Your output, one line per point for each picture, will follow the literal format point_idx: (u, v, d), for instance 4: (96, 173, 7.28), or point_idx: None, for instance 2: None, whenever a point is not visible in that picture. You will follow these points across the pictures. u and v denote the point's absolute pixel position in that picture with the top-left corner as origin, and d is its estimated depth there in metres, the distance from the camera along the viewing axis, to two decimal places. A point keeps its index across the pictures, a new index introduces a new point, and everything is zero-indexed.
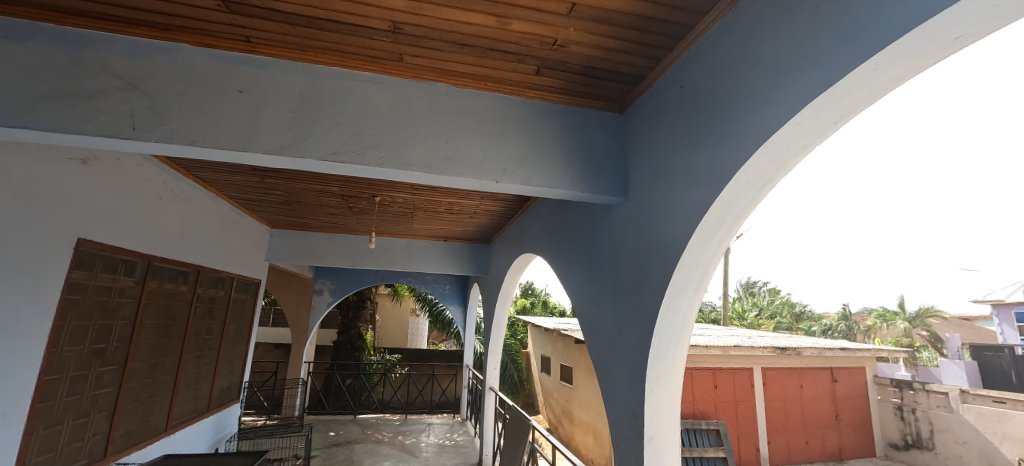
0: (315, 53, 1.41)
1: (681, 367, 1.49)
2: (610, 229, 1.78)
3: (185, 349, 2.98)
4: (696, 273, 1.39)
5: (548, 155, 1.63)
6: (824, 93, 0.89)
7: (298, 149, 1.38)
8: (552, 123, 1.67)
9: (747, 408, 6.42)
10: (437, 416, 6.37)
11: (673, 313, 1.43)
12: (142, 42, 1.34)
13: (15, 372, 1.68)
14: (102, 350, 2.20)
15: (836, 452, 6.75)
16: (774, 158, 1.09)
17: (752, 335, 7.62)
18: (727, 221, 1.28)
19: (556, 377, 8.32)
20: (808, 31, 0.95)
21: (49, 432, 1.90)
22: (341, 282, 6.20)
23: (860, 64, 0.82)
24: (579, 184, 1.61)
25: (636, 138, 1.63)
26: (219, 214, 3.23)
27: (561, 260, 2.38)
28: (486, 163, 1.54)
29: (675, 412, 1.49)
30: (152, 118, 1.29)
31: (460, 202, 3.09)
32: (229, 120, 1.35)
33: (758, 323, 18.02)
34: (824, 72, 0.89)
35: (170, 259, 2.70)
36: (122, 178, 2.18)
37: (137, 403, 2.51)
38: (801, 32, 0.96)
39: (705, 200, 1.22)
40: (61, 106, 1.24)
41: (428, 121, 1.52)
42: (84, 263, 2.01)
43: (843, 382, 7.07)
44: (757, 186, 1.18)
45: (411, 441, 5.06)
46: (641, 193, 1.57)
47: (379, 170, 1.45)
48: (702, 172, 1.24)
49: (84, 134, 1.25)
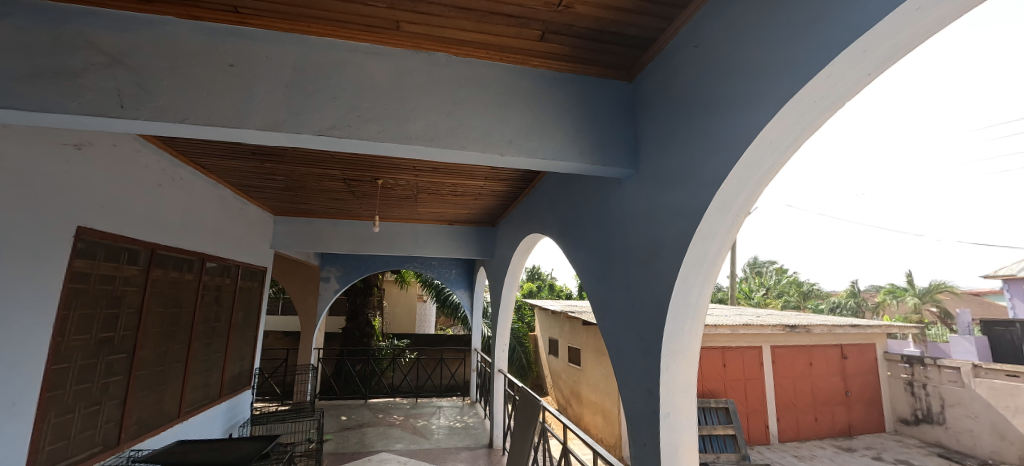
0: (307, 23, 1.34)
1: (696, 342, 1.45)
2: (620, 203, 1.72)
3: (193, 337, 2.98)
4: (713, 245, 1.32)
5: (554, 126, 1.56)
6: (860, 39, 0.81)
7: (293, 125, 1.32)
8: (558, 93, 1.59)
9: (756, 386, 6.42)
10: (447, 399, 6.44)
11: (689, 287, 1.38)
12: (125, 15, 1.27)
13: (21, 362, 1.68)
14: (109, 338, 2.20)
15: (845, 428, 6.77)
16: (799, 116, 1.01)
17: (761, 314, 7.57)
18: (746, 190, 1.21)
19: (564, 359, 8.36)
20: None
21: (61, 420, 1.91)
22: (347, 269, 6.19)
23: (902, 4, 0.73)
24: (588, 156, 1.54)
25: (646, 106, 1.55)
26: (221, 202, 3.19)
27: (568, 239, 2.32)
28: (490, 136, 1.47)
29: (691, 388, 1.45)
30: (140, 95, 1.23)
31: (464, 183, 3.02)
32: (221, 95, 1.29)
33: (765, 303, 17.95)
34: (859, 17, 0.81)
35: (174, 248, 2.67)
36: (120, 164, 2.14)
37: (149, 391, 2.52)
38: None
39: (723, 166, 1.15)
40: (45, 85, 1.18)
41: (428, 93, 1.45)
42: (85, 251, 1.98)
43: (852, 358, 7.03)
44: (780, 150, 1.11)
45: (422, 424, 5.11)
46: (653, 164, 1.50)
47: (379, 146, 1.39)
48: (720, 137, 1.17)
49: (70, 113, 1.19)
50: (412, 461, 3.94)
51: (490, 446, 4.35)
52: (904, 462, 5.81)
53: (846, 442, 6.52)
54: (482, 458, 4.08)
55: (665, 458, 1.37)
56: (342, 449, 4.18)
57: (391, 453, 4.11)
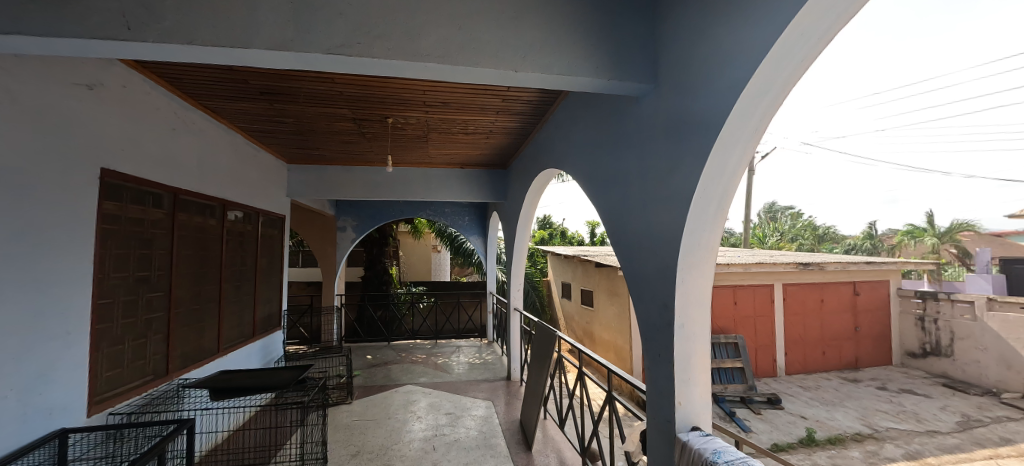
0: None
1: (713, 257, 1.46)
2: (637, 123, 1.67)
3: (223, 279, 3.12)
4: (734, 155, 1.30)
5: (570, 40, 1.49)
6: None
7: (302, 44, 1.28)
8: (573, 3, 1.50)
9: (766, 322, 6.55)
10: (466, 340, 6.74)
11: (707, 201, 1.37)
12: None
13: (67, 296, 1.79)
14: (146, 277, 2.31)
15: (852, 361, 6.94)
16: (835, 1, 0.94)
17: (774, 254, 7.56)
18: (772, 92, 1.15)
19: (576, 302, 8.58)
20: None
21: (113, 350, 2.07)
22: (362, 218, 6.28)
23: None
24: (604, 70, 1.48)
25: (667, 12, 1.46)
26: (234, 147, 3.20)
27: (583, 170, 2.30)
28: (503, 51, 1.42)
29: (705, 301, 1.48)
30: (146, 17, 1.20)
31: (475, 118, 2.94)
32: (226, 15, 1.24)
33: (779, 246, 17.89)
34: None
35: (195, 193, 2.73)
36: (132, 107, 2.14)
37: (188, 327, 2.69)
38: None
39: (748, 66, 1.10)
40: (49, 9, 1.15)
41: (437, 7, 1.38)
42: (111, 193, 2.04)
43: (865, 295, 7.07)
44: (810, 44, 1.04)
45: (443, 361, 5.41)
46: (673, 75, 1.43)
47: (390, 63, 1.36)
48: (747, 34, 1.10)
49: (78, 37, 1.17)
50: (436, 391, 4.22)
51: (508, 379, 4.62)
52: (908, 391, 5.98)
53: (851, 374, 6.71)
54: (501, 388, 4.34)
55: (677, 365, 1.44)
56: (371, 383, 4.47)
57: (416, 386, 4.39)
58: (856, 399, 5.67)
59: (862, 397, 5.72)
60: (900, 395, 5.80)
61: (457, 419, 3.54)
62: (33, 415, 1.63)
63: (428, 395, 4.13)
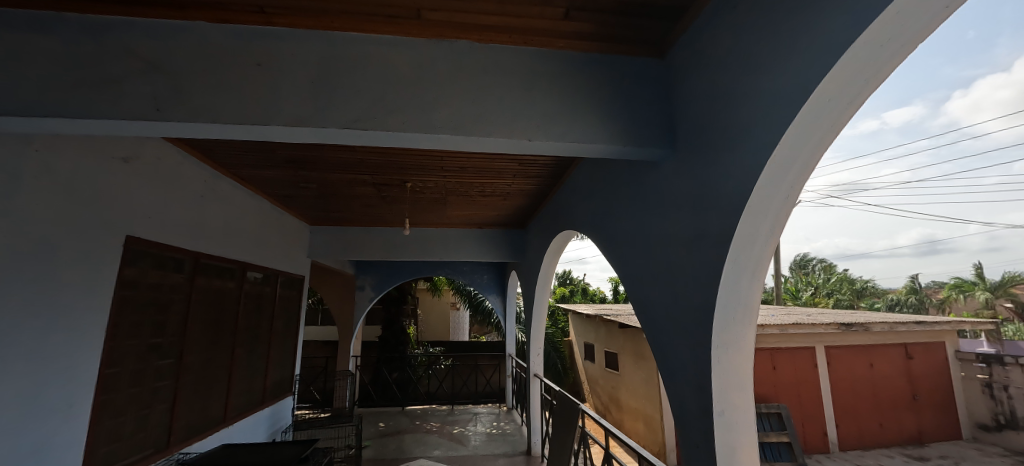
0: (331, 19, 1.34)
1: (750, 332, 1.32)
2: (656, 187, 1.62)
3: (236, 344, 3.07)
4: (765, 222, 1.20)
5: (583, 109, 1.49)
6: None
7: (318, 120, 1.31)
8: (586, 74, 1.52)
9: (811, 389, 5.97)
10: (484, 406, 6.38)
11: (739, 272, 1.26)
12: (161, 24, 1.31)
13: (74, 365, 1.76)
14: (158, 344, 2.28)
15: (914, 435, 6.20)
16: (863, 66, 0.89)
17: (811, 312, 7.10)
18: (803, 156, 1.08)
19: (600, 364, 8.13)
20: None
21: (115, 422, 2.00)
22: (381, 277, 6.29)
23: None
24: (619, 137, 1.47)
25: (681, 81, 1.46)
26: (260, 212, 3.30)
27: (602, 233, 2.23)
28: (516, 122, 1.43)
29: (747, 381, 1.31)
30: (175, 98, 1.26)
31: (492, 182, 2.98)
32: (250, 95, 1.30)
33: (814, 302, 16.91)
34: None
35: (216, 257, 2.76)
36: (164, 176, 2.24)
37: (195, 396, 2.60)
38: None
39: (774, 131, 1.04)
40: (90, 94, 1.24)
41: (451, 83, 1.42)
42: (134, 260, 2.08)
43: (919, 359, 6.44)
44: (838, 108, 0.98)
45: (459, 430, 5.07)
46: (692, 142, 1.40)
47: (404, 136, 1.38)
48: (767, 99, 1.06)
49: (111, 119, 1.24)
50: None
51: (528, 454, 4.26)
52: None
53: (916, 451, 5.96)
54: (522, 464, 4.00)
55: (721, 459, 1.25)
56: (381, 456, 4.19)
57: (429, 460, 4.08)
58: None
59: None
60: None
61: None
62: None
63: None
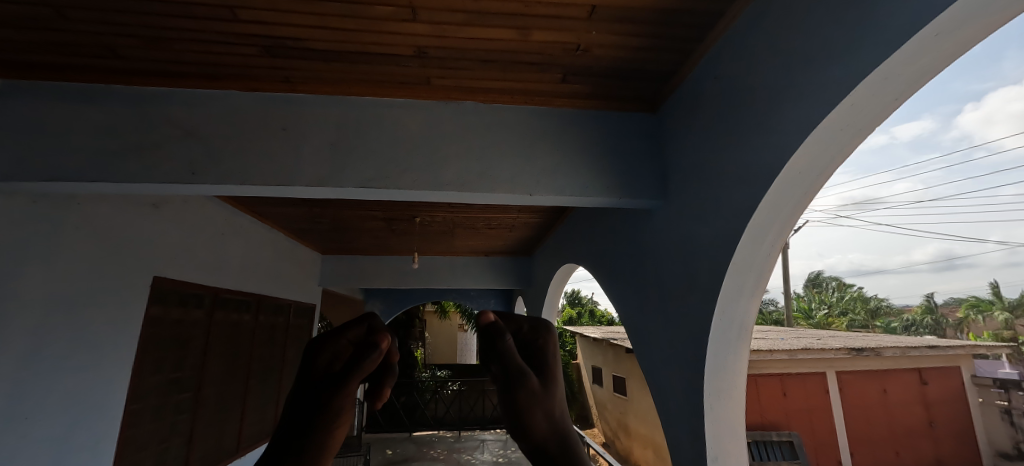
0: (348, 86, 1.48)
1: (742, 379, 1.38)
2: (651, 233, 1.71)
3: (250, 374, 3.16)
4: (750, 276, 1.27)
5: (581, 162, 1.61)
6: (886, 62, 0.76)
7: (336, 180, 1.44)
8: (583, 130, 1.64)
9: (824, 416, 5.86)
10: (491, 432, 6.34)
11: (728, 320, 1.33)
12: (196, 93, 1.46)
13: (104, 402, 1.87)
14: (178, 378, 2.38)
15: (933, 464, 6.04)
16: (825, 147, 0.98)
17: (821, 335, 7.01)
18: (781, 218, 1.16)
19: (608, 389, 8.06)
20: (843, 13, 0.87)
21: (138, 456, 2.09)
22: (389, 302, 6.37)
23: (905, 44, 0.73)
24: (614, 189, 1.58)
25: (673, 135, 1.56)
26: (275, 245, 3.43)
27: (603, 270, 2.31)
28: (517, 177, 1.54)
29: (739, 426, 1.37)
30: (208, 162, 1.40)
31: (498, 216, 3.09)
32: (274, 157, 1.43)
33: (829, 322, 16.55)
34: (869, 52, 0.81)
35: (233, 290, 2.88)
36: (188, 218, 2.38)
37: (210, 428, 2.68)
38: (840, 11, 0.88)
39: (753, 196, 1.13)
40: (131, 159, 1.38)
41: (457, 142, 1.54)
42: (158, 298, 2.20)
43: (934, 384, 6.30)
44: (810, 178, 1.06)
45: (466, 458, 5.05)
46: (683, 195, 1.50)
47: (414, 192, 1.49)
48: (747, 167, 1.16)
49: (150, 182, 1.37)
50: None
51: None
52: None
53: None
54: None
55: None
56: None
57: None
58: None
59: None
60: None
61: None
62: None
63: None
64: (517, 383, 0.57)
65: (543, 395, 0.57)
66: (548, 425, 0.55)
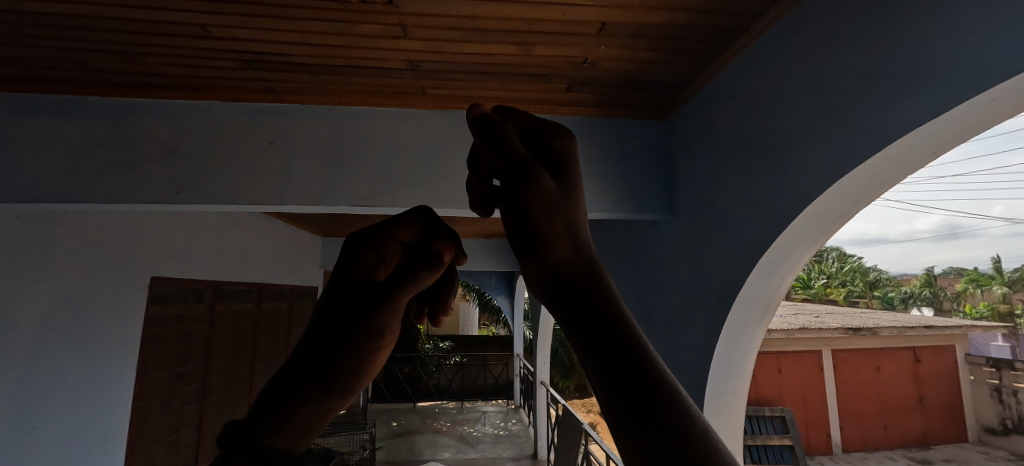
0: (339, 96, 1.39)
1: (741, 403, 1.38)
2: (655, 246, 1.66)
3: (255, 360, 3.22)
4: (758, 306, 1.24)
5: (585, 175, 1.53)
6: (931, 122, 0.68)
7: (329, 197, 1.38)
8: (588, 139, 1.56)
9: (817, 392, 6.01)
10: (492, 404, 6.57)
11: (732, 347, 1.30)
12: (177, 104, 1.38)
13: (110, 403, 1.91)
14: (184, 371, 2.42)
15: (919, 437, 6.25)
16: (849, 193, 0.92)
17: (820, 313, 7.08)
18: (796, 253, 1.11)
19: None
20: (878, 54, 0.79)
21: (149, 449, 2.16)
22: None
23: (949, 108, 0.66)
24: (618, 204, 1.51)
25: (683, 148, 1.48)
26: (274, 232, 3.40)
27: None
28: None
29: (736, 448, 1.38)
30: (194, 180, 1.34)
31: None
32: (263, 173, 1.37)
33: (828, 294, 16.68)
34: (906, 106, 0.73)
35: (234, 281, 2.88)
36: (183, 214, 2.34)
37: (219, 415, 2.76)
38: (874, 50, 0.80)
39: (766, 231, 1.08)
40: (114, 177, 1.32)
41: (456, 154, 1.46)
42: (158, 297, 2.20)
43: (927, 362, 6.42)
44: (831, 219, 1.00)
45: (468, 431, 5.25)
46: (690, 213, 1.44)
47: (410, 209, 1.43)
48: (762, 200, 1.09)
49: (135, 201, 1.32)
50: None
51: (535, 457, 4.42)
52: None
53: (920, 453, 6.03)
54: None
55: None
56: (394, 458, 4.39)
57: (439, 463, 4.26)
58: None
59: None
60: None
61: None
62: None
63: None
64: (518, 159, 0.31)
65: (564, 191, 0.31)
66: (577, 239, 0.30)
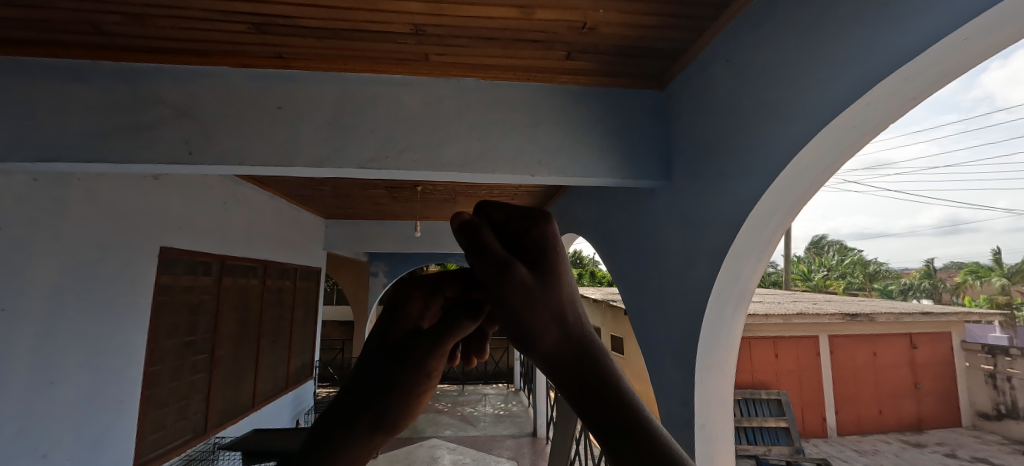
0: (345, 62, 1.43)
1: (732, 356, 1.46)
2: (652, 214, 1.71)
3: (261, 336, 3.30)
4: (747, 261, 1.30)
5: (584, 142, 1.58)
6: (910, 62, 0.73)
7: (336, 160, 1.43)
8: (588, 107, 1.60)
9: (813, 377, 6.09)
10: (493, 386, 6.68)
11: (723, 302, 1.38)
12: (187, 69, 1.42)
13: (124, 367, 1.98)
14: (193, 341, 2.50)
15: (913, 422, 6.33)
16: (832, 143, 0.97)
17: (818, 300, 7.13)
18: (784, 207, 1.17)
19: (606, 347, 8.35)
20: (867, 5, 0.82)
21: (159, 413, 2.24)
22: (393, 264, 6.49)
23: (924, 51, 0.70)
24: (616, 170, 1.56)
25: (679, 116, 1.52)
26: (278, 211, 3.46)
27: (602, 244, 2.33)
28: (520, 157, 1.52)
29: (726, 398, 1.47)
30: (205, 142, 1.39)
31: (500, 185, 3.07)
32: (271, 136, 1.42)
33: (827, 284, 16.73)
34: (889, 54, 0.78)
35: (240, 257, 2.94)
36: (190, 188, 2.39)
37: (227, 385, 2.85)
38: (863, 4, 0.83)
39: (756, 187, 1.13)
40: (127, 139, 1.37)
41: (459, 120, 1.51)
42: (167, 267, 2.26)
43: (923, 348, 6.49)
44: (818, 171, 1.06)
45: (469, 411, 5.36)
46: (686, 179, 1.48)
47: (415, 173, 1.48)
48: (752, 156, 1.14)
49: (148, 162, 1.37)
50: (460, 447, 4.16)
51: (534, 435, 4.52)
52: (981, 460, 5.44)
53: (914, 437, 6.12)
54: (528, 446, 4.25)
55: None
56: None
57: (440, 439, 4.36)
58: None
59: None
60: None
61: None
62: None
63: (452, 450, 4.08)
64: (499, 257, 0.34)
65: (543, 281, 0.33)
66: (565, 327, 0.32)
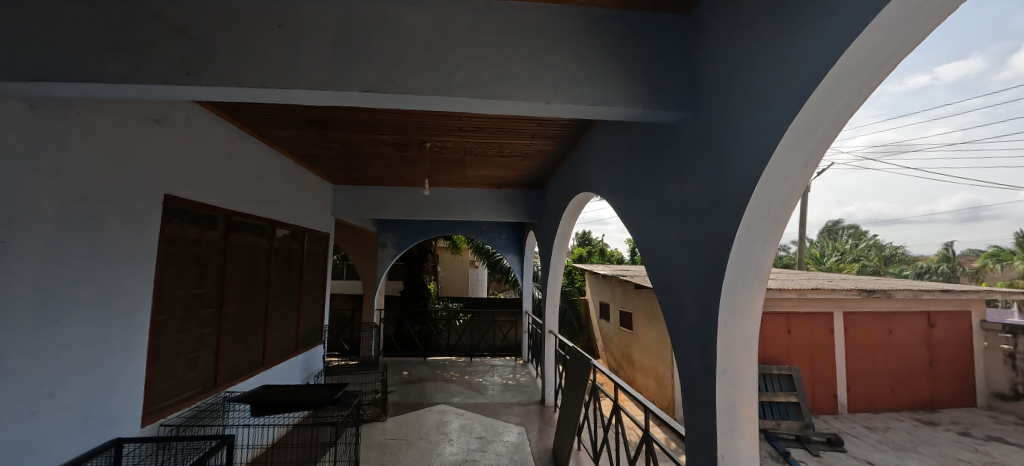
0: None
1: (759, 298, 1.35)
2: (674, 152, 1.60)
3: (269, 295, 3.29)
4: (782, 189, 1.18)
5: (604, 70, 1.47)
6: None
7: (340, 83, 1.34)
8: (608, 32, 1.48)
9: (825, 354, 5.99)
10: (500, 359, 6.70)
11: (752, 238, 1.27)
12: None
13: (131, 313, 1.96)
14: (201, 294, 2.48)
15: (926, 401, 6.23)
16: (890, 34, 0.85)
17: (833, 277, 6.98)
18: (826, 123, 1.05)
19: (615, 323, 8.32)
20: None
21: (169, 363, 2.23)
22: (401, 235, 6.46)
23: None
24: (638, 99, 1.45)
25: (708, 40, 1.40)
26: (285, 171, 3.40)
27: (619, 195, 2.23)
28: (534, 84, 1.42)
29: (751, 342, 1.37)
30: (202, 62, 1.31)
31: (511, 142, 2.96)
32: (271, 57, 1.33)
33: (840, 268, 16.42)
34: None
35: (247, 214, 2.90)
36: (194, 137, 2.33)
37: (236, 342, 2.85)
38: None
39: (797, 96, 1.01)
40: (120, 58, 1.29)
41: (467, 43, 1.40)
42: (173, 217, 2.22)
43: (941, 327, 6.35)
44: (868, 74, 0.93)
45: (477, 380, 5.38)
46: (713, 107, 1.37)
47: (422, 99, 1.39)
48: (794, 63, 1.02)
49: (143, 83, 1.30)
50: (468, 413, 4.17)
51: (541, 403, 4.51)
52: (996, 439, 5.34)
53: (926, 415, 6.03)
54: (535, 413, 4.24)
55: (720, 414, 1.34)
56: (405, 400, 4.52)
57: (448, 405, 4.38)
58: (934, 446, 5.10)
59: (940, 444, 5.14)
60: (987, 444, 5.18)
61: (489, 444, 3.46)
62: (92, 426, 1.76)
63: (461, 416, 4.09)
64: None
65: None
66: None
